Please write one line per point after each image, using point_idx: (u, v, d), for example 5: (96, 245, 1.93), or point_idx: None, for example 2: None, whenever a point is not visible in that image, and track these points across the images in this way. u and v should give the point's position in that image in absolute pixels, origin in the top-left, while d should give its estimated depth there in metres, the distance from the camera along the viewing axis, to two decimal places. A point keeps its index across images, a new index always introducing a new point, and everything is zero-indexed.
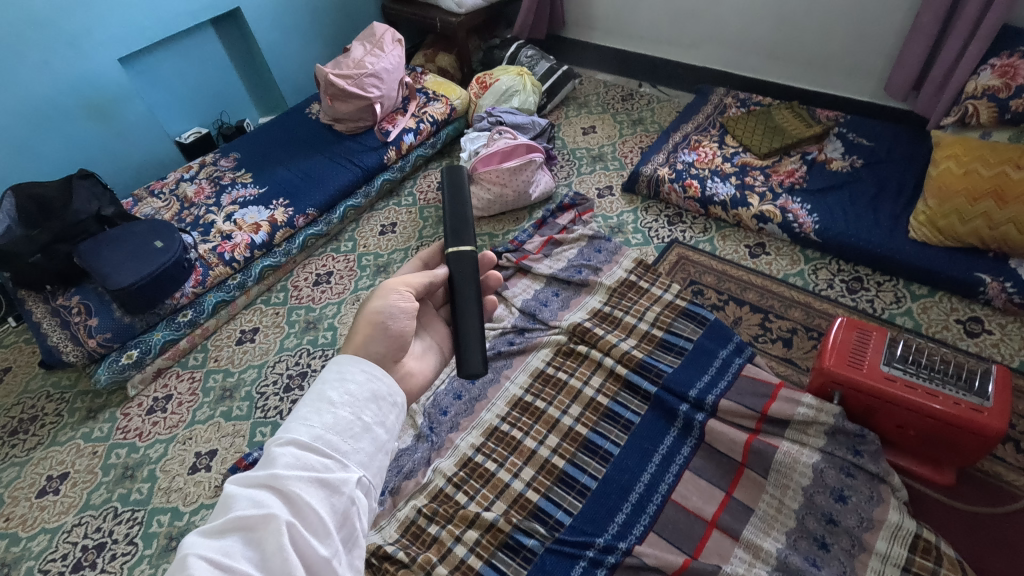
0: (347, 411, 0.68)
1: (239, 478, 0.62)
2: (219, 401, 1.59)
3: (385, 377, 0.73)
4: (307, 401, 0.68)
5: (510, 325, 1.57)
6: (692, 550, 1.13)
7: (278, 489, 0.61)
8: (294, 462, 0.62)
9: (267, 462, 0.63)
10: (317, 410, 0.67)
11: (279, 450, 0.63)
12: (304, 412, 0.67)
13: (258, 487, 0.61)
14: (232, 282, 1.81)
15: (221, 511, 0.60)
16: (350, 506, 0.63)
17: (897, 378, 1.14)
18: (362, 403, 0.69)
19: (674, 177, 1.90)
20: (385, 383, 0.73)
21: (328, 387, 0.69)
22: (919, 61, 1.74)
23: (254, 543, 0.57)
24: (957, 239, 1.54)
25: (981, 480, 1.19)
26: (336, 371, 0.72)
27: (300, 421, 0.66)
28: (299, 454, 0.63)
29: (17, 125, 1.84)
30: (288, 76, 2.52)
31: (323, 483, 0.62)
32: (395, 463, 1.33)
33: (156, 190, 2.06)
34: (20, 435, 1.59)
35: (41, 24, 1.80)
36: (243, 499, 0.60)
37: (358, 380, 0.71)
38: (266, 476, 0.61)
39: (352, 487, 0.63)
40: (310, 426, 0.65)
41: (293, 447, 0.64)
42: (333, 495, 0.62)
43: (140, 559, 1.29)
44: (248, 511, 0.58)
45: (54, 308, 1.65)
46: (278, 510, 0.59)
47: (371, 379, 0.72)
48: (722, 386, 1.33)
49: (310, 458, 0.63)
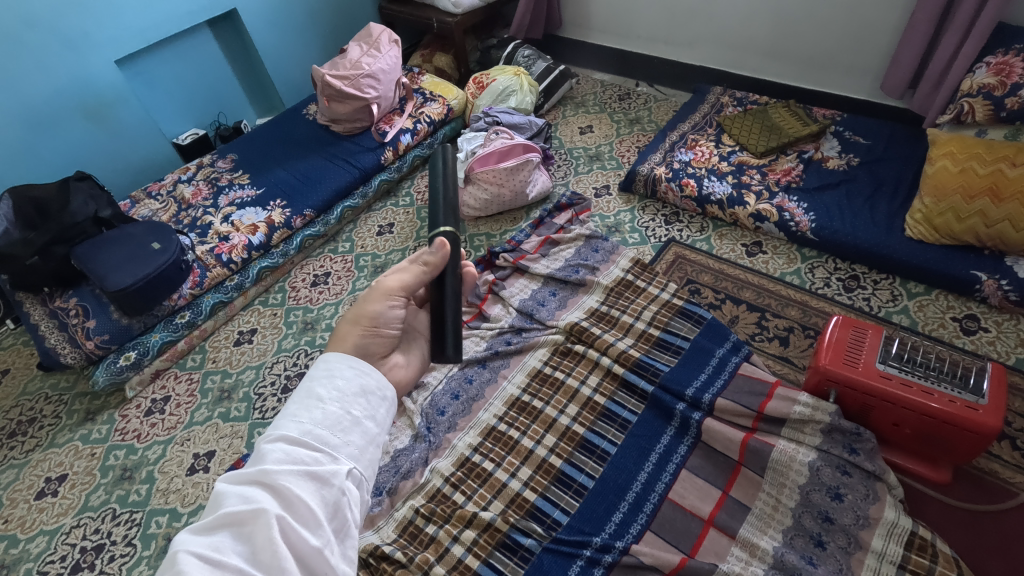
0: (335, 406, 0.68)
1: (229, 477, 0.63)
2: (217, 402, 1.59)
3: (374, 372, 0.74)
4: (295, 398, 0.68)
5: (507, 325, 1.58)
6: (689, 548, 1.13)
7: (267, 484, 0.61)
8: (284, 457, 0.63)
9: (257, 458, 0.64)
10: (306, 406, 0.67)
11: (269, 446, 0.64)
12: (293, 409, 0.67)
13: (248, 483, 0.62)
14: (230, 283, 1.81)
15: (212, 508, 0.60)
16: (341, 497, 0.63)
17: (893, 376, 1.15)
18: (351, 398, 0.69)
19: (670, 176, 1.91)
20: (374, 378, 0.73)
21: (317, 384, 0.70)
22: (915, 59, 1.75)
23: (244, 537, 0.57)
24: (953, 237, 1.54)
25: (977, 477, 1.20)
26: (324, 368, 0.72)
27: (289, 417, 0.66)
28: (289, 448, 0.63)
29: (14, 128, 1.84)
30: (285, 77, 2.52)
31: (313, 476, 0.62)
32: (393, 464, 1.34)
33: (154, 192, 2.07)
34: (19, 437, 1.59)
35: (38, 26, 1.80)
36: (233, 495, 0.60)
37: (347, 376, 0.71)
38: (255, 472, 0.61)
39: (342, 479, 0.64)
40: (299, 422, 0.66)
41: (283, 443, 0.64)
42: (323, 488, 0.62)
43: (139, 560, 1.29)
44: (237, 507, 0.58)
45: (52, 310, 1.66)
46: (267, 503, 0.59)
47: (359, 374, 0.72)
48: (719, 385, 1.33)
49: (299, 451, 0.63)
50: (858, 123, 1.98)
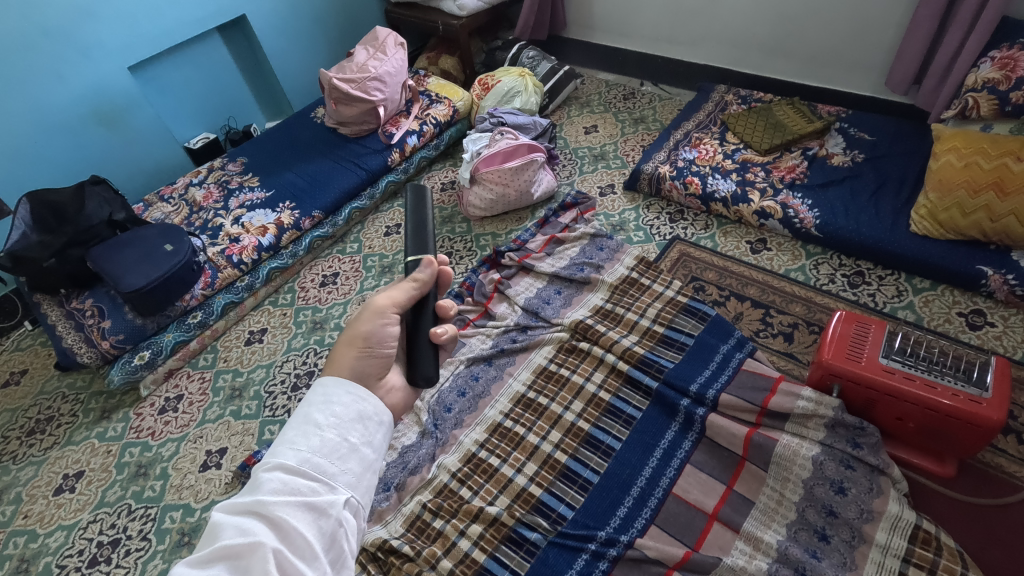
0: (332, 433, 0.69)
1: (224, 506, 0.63)
2: (228, 400, 1.62)
3: (372, 397, 0.75)
4: (293, 424, 0.69)
5: (512, 322, 1.59)
6: (693, 543, 1.14)
7: (265, 515, 0.62)
8: (281, 488, 0.63)
9: (253, 487, 0.64)
10: (304, 433, 0.68)
11: (266, 475, 0.64)
12: (291, 436, 0.68)
13: (244, 514, 0.62)
14: (240, 284, 1.84)
15: (208, 540, 0.61)
16: (338, 528, 0.64)
17: (896, 371, 1.15)
18: (348, 424, 0.70)
19: (675, 175, 1.92)
20: (371, 403, 0.74)
21: (315, 409, 0.70)
22: (919, 54, 1.74)
23: (239, 571, 0.58)
24: (959, 232, 1.54)
25: (981, 471, 1.19)
26: (322, 394, 0.73)
27: (286, 444, 0.67)
28: (286, 478, 0.64)
29: (28, 134, 1.88)
30: (293, 80, 2.56)
31: (310, 507, 0.63)
32: (401, 459, 1.36)
33: (167, 195, 2.11)
34: (37, 435, 1.63)
35: (53, 34, 1.84)
36: (229, 527, 0.61)
37: (344, 401, 0.72)
38: (252, 503, 0.62)
39: (339, 509, 0.64)
40: (297, 450, 0.66)
41: (281, 472, 0.64)
42: (320, 518, 0.63)
43: (153, 554, 1.32)
44: (235, 539, 0.59)
45: (69, 311, 1.70)
46: (264, 536, 0.60)
47: (357, 400, 0.73)
48: (723, 380, 1.33)
49: (297, 482, 0.64)
50: (863, 120, 1.98)
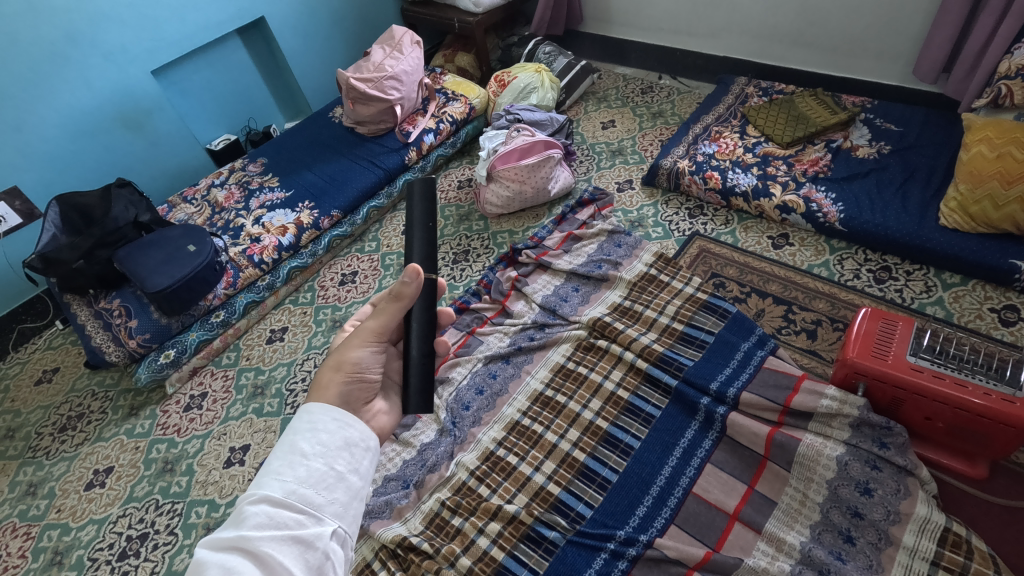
0: (319, 461, 0.69)
1: (208, 543, 0.62)
2: (251, 398, 1.65)
3: (358, 423, 0.75)
4: (279, 453, 0.69)
5: (530, 320, 1.59)
6: (714, 543, 1.13)
7: (249, 551, 0.61)
8: (267, 522, 0.63)
9: (237, 520, 0.64)
10: (290, 463, 0.68)
11: (251, 508, 0.64)
12: (277, 466, 0.68)
13: (228, 552, 0.62)
14: (262, 283, 1.88)
15: None
16: (325, 560, 0.64)
17: (924, 369, 1.11)
18: (334, 453, 0.71)
19: (694, 169, 1.89)
20: (356, 429, 0.74)
21: (301, 438, 0.71)
22: (949, 40, 1.69)
23: None
24: (991, 225, 1.49)
25: (1014, 472, 1.16)
26: (307, 421, 0.73)
27: (272, 475, 0.67)
28: (272, 511, 0.64)
29: (57, 138, 1.94)
30: (311, 82, 2.59)
31: (297, 540, 0.63)
32: (420, 457, 1.37)
33: (190, 197, 2.14)
34: (69, 431, 1.68)
35: (79, 41, 1.89)
36: (213, 566, 0.60)
37: (330, 428, 0.73)
38: (236, 538, 0.62)
39: (326, 541, 0.65)
40: (283, 481, 0.66)
41: (266, 505, 0.64)
42: (307, 551, 0.63)
43: (180, 549, 1.36)
44: None
45: (97, 311, 1.74)
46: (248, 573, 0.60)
47: (343, 426, 0.74)
48: (744, 379, 1.31)
49: (283, 515, 0.64)
50: (889, 110, 1.92)
